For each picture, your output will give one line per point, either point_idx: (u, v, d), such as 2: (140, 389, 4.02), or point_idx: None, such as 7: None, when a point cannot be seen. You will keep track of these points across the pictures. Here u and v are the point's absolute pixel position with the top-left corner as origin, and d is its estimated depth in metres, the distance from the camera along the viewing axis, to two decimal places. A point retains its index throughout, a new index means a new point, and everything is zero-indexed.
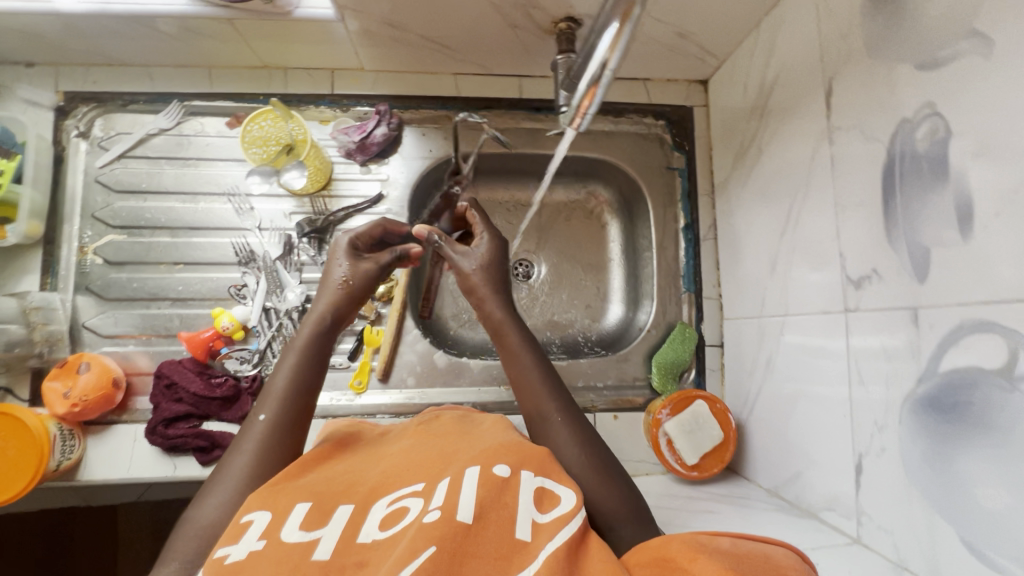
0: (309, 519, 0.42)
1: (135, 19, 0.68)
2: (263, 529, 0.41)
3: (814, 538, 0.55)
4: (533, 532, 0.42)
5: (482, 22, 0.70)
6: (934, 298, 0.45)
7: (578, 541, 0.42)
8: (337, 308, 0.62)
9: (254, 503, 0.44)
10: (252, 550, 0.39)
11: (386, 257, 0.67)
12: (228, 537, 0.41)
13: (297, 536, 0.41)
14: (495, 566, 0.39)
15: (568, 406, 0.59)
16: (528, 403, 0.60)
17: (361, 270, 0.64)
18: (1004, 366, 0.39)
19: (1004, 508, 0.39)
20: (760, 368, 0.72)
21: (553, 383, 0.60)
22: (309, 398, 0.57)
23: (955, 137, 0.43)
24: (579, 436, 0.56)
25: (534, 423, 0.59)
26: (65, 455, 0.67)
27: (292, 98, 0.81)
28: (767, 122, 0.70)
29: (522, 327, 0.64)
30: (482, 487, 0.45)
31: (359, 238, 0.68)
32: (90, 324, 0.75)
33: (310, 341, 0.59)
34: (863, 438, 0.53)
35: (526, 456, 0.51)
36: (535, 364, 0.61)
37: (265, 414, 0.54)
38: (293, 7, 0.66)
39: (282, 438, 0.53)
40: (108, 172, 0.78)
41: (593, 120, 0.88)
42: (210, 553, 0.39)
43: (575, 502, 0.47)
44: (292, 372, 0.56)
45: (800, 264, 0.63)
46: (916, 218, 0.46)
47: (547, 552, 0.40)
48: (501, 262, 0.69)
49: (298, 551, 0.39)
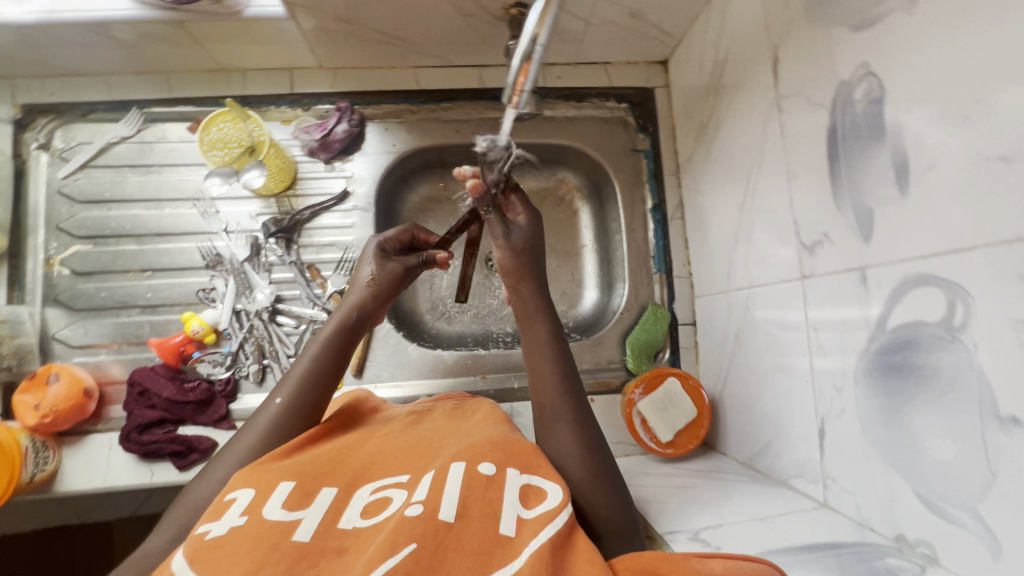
0: (293, 500, 0.43)
1: (85, 26, 0.68)
2: (246, 506, 0.41)
3: (782, 505, 0.56)
4: (517, 527, 0.42)
5: (434, 13, 0.70)
6: (879, 256, 0.45)
7: (562, 540, 0.41)
8: (361, 300, 0.63)
9: (240, 480, 0.45)
10: (234, 526, 0.39)
11: (412, 262, 0.68)
12: (211, 514, 0.41)
13: (279, 514, 0.41)
14: (476, 561, 0.38)
15: (583, 411, 0.56)
16: (541, 396, 0.58)
17: (385, 270, 0.65)
18: (943, 317, 0.39)
19: (949, 457, 0.39)
20: (730, 342, 0.73)
21: (571, 382, 0.58)
22: (325, 389, 0.57)
23: (887, 95, 0.43)
24: (585, 446, 0.53)
25: (544, 420, 0.56)
26: (39, 467, 0.66)
27: (252, 100, 0.81)
28: (723, 98, 0.71)
29: (551, 321, 0.61)
30: (466, 485, 0.44)
31: (390, 240, 0.69)
32: (60, 335, 0.75)
33: (333, 334, 0.60)
34: (824, 402, 0.53)
35: (513, 451, 0.50)
36: (555, 362, 0.58)
37: (280, 398, 0.55)
38: (242, 6, 0.66)
39: (293, 424, 0.54)
40: (71, 183, 0.78)
41: (556, 107, 0.88)
42: (192, 528, 0.40)
43: (562, 497, 0.46)
44: (310, 361, 0.57)
45: (759, 235, 0.64)
46: (859, 178, 0.47)
47: (531, 548, 0.39)
48: (539, 250, 0.64)
49: (279, 530, 0.39)
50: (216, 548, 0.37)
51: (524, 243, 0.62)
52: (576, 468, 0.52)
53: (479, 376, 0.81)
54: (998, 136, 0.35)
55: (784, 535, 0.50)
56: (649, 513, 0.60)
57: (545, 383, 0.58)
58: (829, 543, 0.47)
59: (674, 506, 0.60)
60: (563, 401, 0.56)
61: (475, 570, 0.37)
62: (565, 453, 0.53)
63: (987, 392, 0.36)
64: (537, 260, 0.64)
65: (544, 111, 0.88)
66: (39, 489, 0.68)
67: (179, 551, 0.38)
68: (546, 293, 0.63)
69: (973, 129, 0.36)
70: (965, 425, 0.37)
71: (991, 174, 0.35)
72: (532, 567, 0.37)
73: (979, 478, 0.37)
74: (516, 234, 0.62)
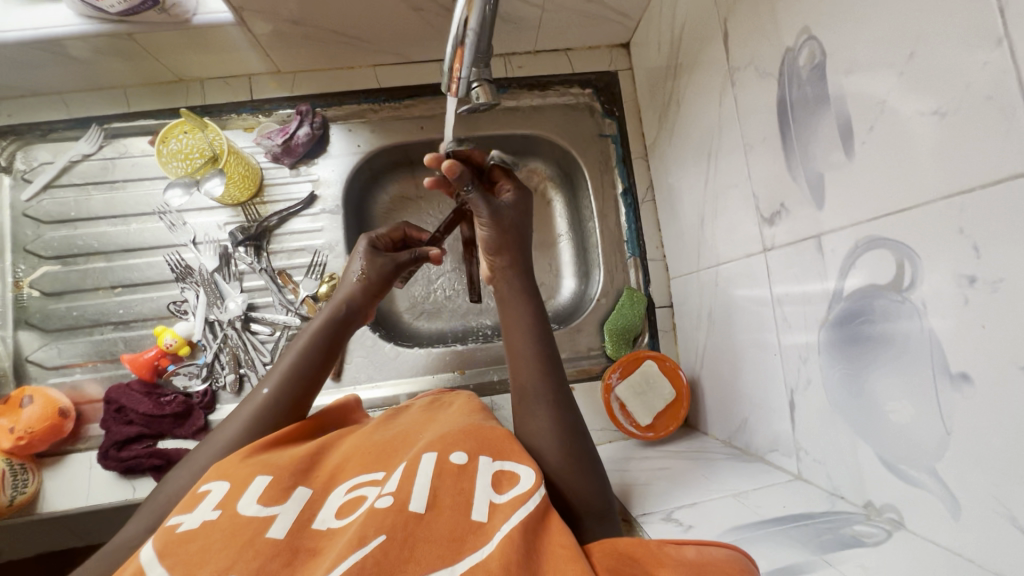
0: (269, 494, 0.41)
1: (34, 45, 0.67)
2: (220, 499, 0.40)
3: (758, 480, 0.55)
4: (489, 512, 0.41)
5: (386, 9, 0.69)
6: (832, 223, 0.45)
7: (534, 522, 0.41)
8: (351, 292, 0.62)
9: (214, 473, 0.43)
10: (206, 520, 0.38)
11: (404, 257, 0.67)
12: (183, 506, 0.40)
13: (253, 509, 0.39)
14: (448, 548, 0.37)
15: (563, 394, 0.55)
16: (520, 378, 0.57)
17: (375, 266, 0.64)
18: (894, 279, 0.39)
19: (909, 419, 0.38)
20: (704, 321, 0.72)
21: (554, 365, 0.57)
22: (313, 382, 0.56)
23: (828, 59, 0.43)
24: (562, 430, 0.52)
25: (524, 401, 0.55)
26: (18, 489, 0.66)
27: (212, 110, 0.81)
28: (682, 76, 0.71)
29: (534, 303, 0.60)
30: (438, 476, 0.43)
31: (381, 238, 0.68)
32: (35, 357, 0.76)
33: (323, 326, 0.59)
34: (792, 373, 0.52)
35: (487, 438, 0.49)
36: (537, 344, 0.57)
37: (267, 389, 0.54)
38: (190, 14, 0.66)
39: (278, 415, 0.52)
40: (35, 205, 0.80)
41: (520, 97, 0.87)
42: (163, 520, 0.38)
43: (536, 480, 0.45)
44: (299, 354, 0.56)
45: (723, 211, 0.64)
46: (809, 146, 0.47)
47: (503, 533, 0.39)
48: (524, 232, 0.63)
49: (252, 527, 0.37)
50: (187, 543, 0.36)
51: (509, 223, 0.61)
52: (554, 453, 0.51)
53: (457, 372, 0.81)
54: (929, 91, 0.34)
55: (757, 510, 0.49)
56: (628, 497, 0.60)
57: (525, 364, 0.57)
58: (800, 514, 0.47)
59: (654, 488, 0.60)
60: (543, 383, 0.55)
61: (446, 557, 0.36)
62: (542, 437, 0.52)
63: (938, 352, 0.35)
64: (522, 243, 0.63)
65: (509, 101, 0.87)
66: (23, 512, 0.68)
67: (148, 544, 0.36)
68: (530, 276, 0.62)
69: (905, 86, 0.36)
70: (923, 386, 0.37)
71: (927, 131, 0.35)
72: (504, 554, 0.36)
73: (934, 440, 0.36)
74: (505, 215, 0.61)
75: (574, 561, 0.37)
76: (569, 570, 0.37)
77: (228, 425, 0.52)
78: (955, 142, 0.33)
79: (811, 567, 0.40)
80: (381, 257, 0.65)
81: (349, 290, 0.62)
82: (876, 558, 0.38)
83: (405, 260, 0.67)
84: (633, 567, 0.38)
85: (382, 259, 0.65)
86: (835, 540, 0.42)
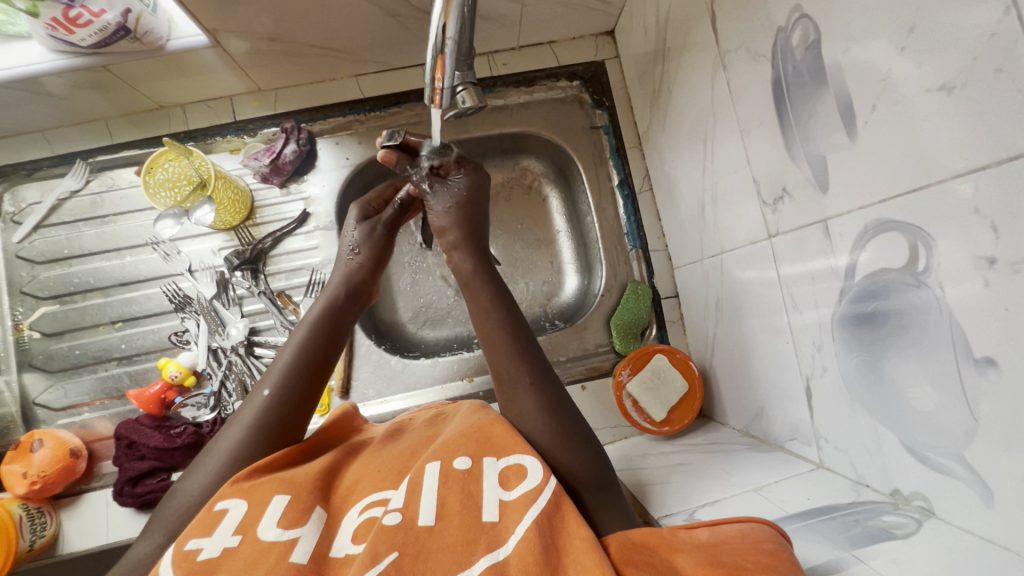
0: (290, 515, 0.40)
1: (11, 86, 0.66)
2: (239, 522, 0.39)
3: (780, 471, 0.54)
4: (501, 512, 0.40)
5: (363, 18, 0.68)
6: (838, 206, 0.43)
7: (550, 516, 0.40)
8: (346, 277, 0.62)
9: (228, 488, 0.42)
10: (228, 547, 0.37)
11: (390, 213, 0.67)
12: (201, 527, 0.39)
13: (274, 533, 0.38)
14: (461, 553, 0.37)
15: (540, 370, 0.55)
16: (494, 363, 0.56)
17: (364, 234, 0.65)
18: (908, 263, 0.37)
19: (934, 406, 0.37)
20: (712, 309, 0.71)
21: (527, 343, 0.56)
22: (317, 375, 0.54)
23: (823, 37, 0.41)
24: (547, 408, 0.52)
25: (503, 386, 0.55)
26: (37, 533, 0.66)
27: (196, 135, 0.80)
28: (670, 62, 0.69)
29: (493, 281, 0.60)
30: (443, 486, 0.42)
31: (371, 202, 0.68)
32: (41, 400, 0.76)
33: (320, 316, 0.57)
34: (807, 361, 0.51)
35: (488, 438, 0.48)
36: (504, 323, 0.57)
37: (268, 390, 0.52)
38: (163, 41, 0.64)
39: (284, 413, 0.51)
40: (28, 245, 0.80)
41: (507, 95, 0.86)
42: (181, 546, 0.37)
43: (543, 471, 0.44)
44: (299, 347, 0.55)
45: (723, 197, 0.62)
46: (808, 127, 0.45)
47: (518, 534, 0.38)
48: (477, 209, 0.64)
49: (274, 553, 0.36)
50: (211, 572, 0.35)
51: (456, 200, 0.63)
52: (542, 430, 0.50)
53: (466, 379, 0.80)
54: (933, 64, 0.33)
55: (781, 504, 0.49)
56: (648, 496, 0.59)
57: (497, 348, 0.56)
58: (826, 507, 0.46)
59: (674, 485, 0.59)
60: (517, 364, 0.55)
61: (461, 561, 0.36)
62: (528, 417, 0.52)
63: (960, 335, 0.34)
64: (473, 219, 0.63)
65: (497, 100, 0.86)
66: (43, 555, 0.68)
67: (166, 571, 0.35)
68: (484, 254, 0.62)
69: (909, 60, 0.34)
70: (944, 371, 0.36)
71: (933, 107, 0.33)
72: (522, 557, 0.36)
73: (961, 426, 0.35)
74: (445, 195, 0.63)
75: (591, 551, 0.37)
76: (587, 563, 0.36)
77: (230, 431, 0.50)
78: (963, 119, 0.31)
79: (844, 565, 0.39)
80: (370, 221, 0.66)
81: (340, 274, 0.62)
82: (908, 551, 0.37)
83: (392, 215, 0.67)
84: (649, 555, 0.38)
85: (370, 224, 0.65)
86: (864, 534, 0.41)
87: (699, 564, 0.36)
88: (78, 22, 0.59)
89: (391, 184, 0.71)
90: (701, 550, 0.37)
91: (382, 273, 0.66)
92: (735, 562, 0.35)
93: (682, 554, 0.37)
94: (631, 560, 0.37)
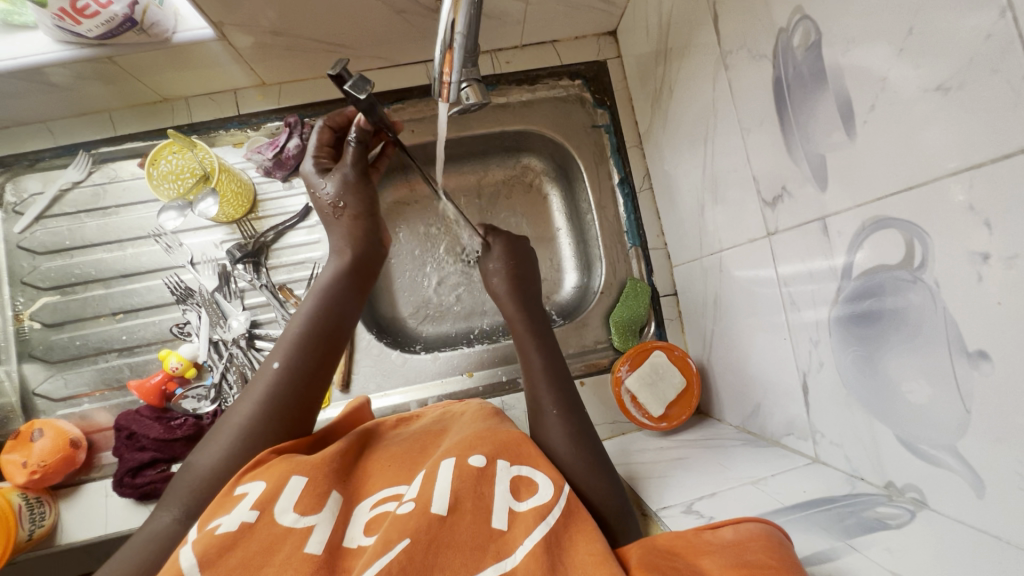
0: (306, 501, 0.40)
1: (18, 76, 0.66)
2: (256, 498, 0.39)
3: (776, 465, 0.55)
4: (509, 521, 0.41)
5: (368, 15, 0.68)
6: (835, 204, 0.44)
7: (557, 533, 0.40)
8: (350, 236, 0.60)
9: (246, 473, 0.42)
10: (246, 522, 0.37)
11: (350, 153, 0.62)
12: (222, 506, 0.39)
13: (291, 518, 0.38)
14: (469, 557, 0.37)
15: (569, 399, 0.56)
16: (531, 394, 0.58)
17: (338, 185, 0.60)
18: (904, 258, 0.38)
19: (927, 399, 0.38)
20: (710, 307, 0.72)
21: (562, 378, 0.58)
22: (327, 347, 0.53)
23: (823, 38, 0.42)
24: (574, 433, 0.53)
25: (534, 416, 0.56)
26: (36, 523, 0.66)
27: (199, 127, 0.80)
28: (672, 63, 0.70)
29: (537, 320, 0.63)
30: (458, 478, 0.42)
31: (318, 152, 0.64)
32: (41, 390, 0.76)
33: (329, 283, 0.56)
34: (804, 356, 0.52)
35: (504, 443, 0.48)
36: (546, 356, 0.59)
37: (278, 362, 0.51)
38: (170, 33, 0.65)
39: (295, 389, 0.50)
40: (29, 236, 0.80)
41: (509, 93, 0.86)
42: (203, 525, 0.37)
43: (554, 489, 0.44)
44: (306, 317, 0.54)
45: (723, 195, 0.63)
46: (809, 127, 0.46)
47: (525, 548, 0.38)
48: (519, 262, 0.67)
49: (289, 541, 0.37)
50: (228, 551, 0.35)
51: (507, 257, 0.67)
52: (565, 452, 0.51)
53: (466, 374, 0.80)
54: (930, 67, 0.34)
55: (778, 496, 0.49)
56: (647, 489, 0.60)
57: (537, 381, 0.57)
58: (820, 499, 0.47)
59: (671, 478, 0.60)
60: (548, 393, 0.56)
61: (469, 566, 0.37)
62: (554, 440, 0.53)
63: (955, 330, 0.35)
64: (520, 267, 0.67)
65: (498, 98, 0.86)
66: (40, 546, 0.68)
67: (186, 548, 0.35)
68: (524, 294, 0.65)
69: (907, 62, 0.35)
70: (937, 366, 0.37)
71: (930, 106, 0.34)
72: (529, 567, 0.36)
73: (954, 420, 0.36)
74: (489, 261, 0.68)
75: (602, 564, 0.37)
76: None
77: (240, 407, 0.49)
78: (958, 118, 0.32)
79: (838, 554, 0.40)
80: (335, 171, 0.61)
81: (338, 235, 0.60)
82: (902, 540, 0.38)
83: (354, 154, 0.62)
84: (674, 560, 0.38)
85: (340, 173, 0.61)
86: (859, 525, 0.42)
87: (725, 565, 0.36)
88: (85, 13, 0.59)
89: (326, 127, 0.65)
90: (728, 551, 0.37)
91: (377, 220, 0.62)
92: (755, 560, 0.35)
93: (709, 556, 0.38)
94: (653, 565, 0.38)
